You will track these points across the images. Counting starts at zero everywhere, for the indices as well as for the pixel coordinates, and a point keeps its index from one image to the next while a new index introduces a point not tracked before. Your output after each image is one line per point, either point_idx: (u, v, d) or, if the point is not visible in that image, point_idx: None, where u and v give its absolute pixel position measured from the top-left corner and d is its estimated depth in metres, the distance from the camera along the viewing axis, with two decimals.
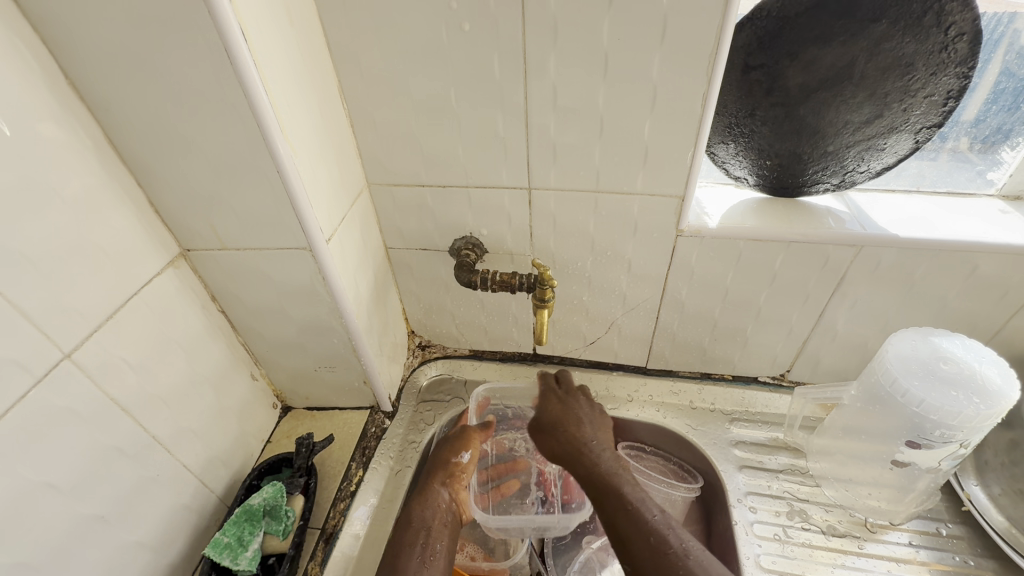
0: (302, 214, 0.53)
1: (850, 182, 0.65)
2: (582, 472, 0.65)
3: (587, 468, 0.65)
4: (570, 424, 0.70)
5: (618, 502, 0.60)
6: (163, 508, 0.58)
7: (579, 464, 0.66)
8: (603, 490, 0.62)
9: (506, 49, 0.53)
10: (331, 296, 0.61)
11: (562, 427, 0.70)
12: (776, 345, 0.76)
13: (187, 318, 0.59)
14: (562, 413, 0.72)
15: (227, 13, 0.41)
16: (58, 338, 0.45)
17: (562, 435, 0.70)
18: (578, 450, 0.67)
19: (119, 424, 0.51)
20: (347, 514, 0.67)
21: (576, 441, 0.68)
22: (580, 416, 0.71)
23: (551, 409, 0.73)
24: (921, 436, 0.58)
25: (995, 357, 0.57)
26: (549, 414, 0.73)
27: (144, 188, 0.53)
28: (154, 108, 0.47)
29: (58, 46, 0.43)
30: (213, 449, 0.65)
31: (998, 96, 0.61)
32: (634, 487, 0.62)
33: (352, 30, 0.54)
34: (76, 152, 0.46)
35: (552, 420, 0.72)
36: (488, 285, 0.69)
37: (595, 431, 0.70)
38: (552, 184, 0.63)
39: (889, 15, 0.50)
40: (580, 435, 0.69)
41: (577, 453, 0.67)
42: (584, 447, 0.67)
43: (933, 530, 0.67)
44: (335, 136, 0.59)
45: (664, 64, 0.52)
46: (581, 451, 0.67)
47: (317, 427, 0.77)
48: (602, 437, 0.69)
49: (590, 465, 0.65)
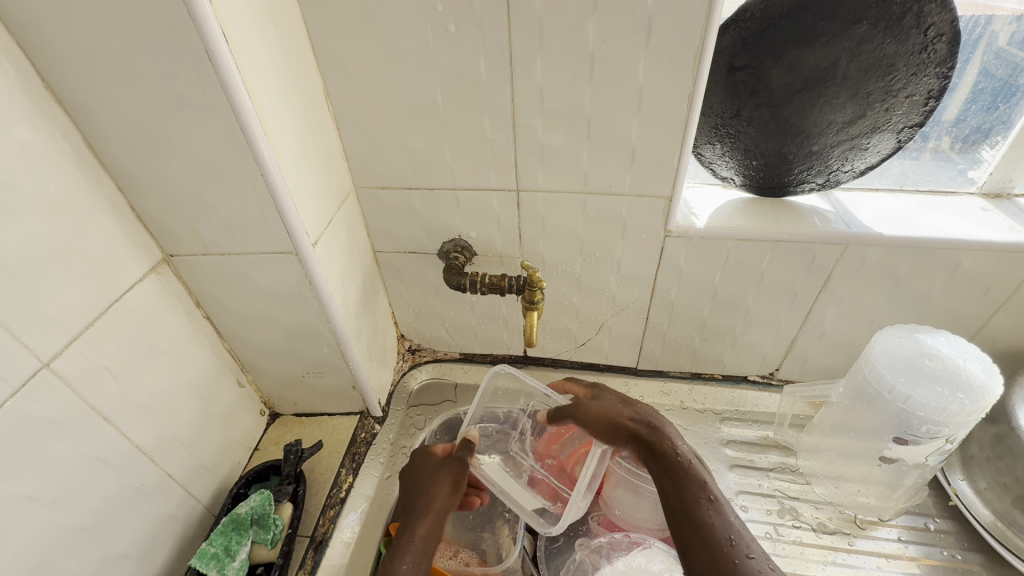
0: (287, 218, 0.53)
1: (835, 181, 0.65)
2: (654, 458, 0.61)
3: (663, 454, 0.61)
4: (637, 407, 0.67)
5: (696, 493, 0.57)
6: (148, 519, 0.56)
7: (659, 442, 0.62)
8: (683, 480, 0.58)
9: (492, 51, 0.53)
10: (318, 300, 0.61)
11: (633, 405, 0.67)
12: (764, 344, 0.76)
13: (171, 325, 0.58)
14: (621, 400, 0.68)
15: (207, 15, 0.40)
16: (36, 347, 0.44)
17: (623, 418, 0.65)
18: (648, 435, 0.63)
19: (101, 434, 0.50)
20: (337, 521, 0.66)
21: (647, 423, 0.64)
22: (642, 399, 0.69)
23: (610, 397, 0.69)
24: (909, 432, 0.59)
25: (978, 353, 0.58)
26: (610, 398, 0.69)
27: (125, 193, 0.52)
28: (135, 112, 0.46)
29: (35, 49, 0.42)
30: (199, 458, 0.63)
31: (977, 96, 0.62)
32: (711, 482, 0.59)
33: (337, 33, 0.54)
34: (55, 158, 0.45)
35: (613, 406, 0.67)
36: (477, 288, 0.68)
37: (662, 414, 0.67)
38: (540, 186, 0.63)
39: (870, 16, 0.51)
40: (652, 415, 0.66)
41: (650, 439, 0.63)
42: (656, 432, 0.64)
43: (921, 525, 0.68)
44: (321, 139, 0.59)
45: (650, 65, 0.52)
46: (649, 436, 0.63)
47: (305, 433, 0.76)
48: (669, 421, 0.66)
49: (662, 452, 0.61)
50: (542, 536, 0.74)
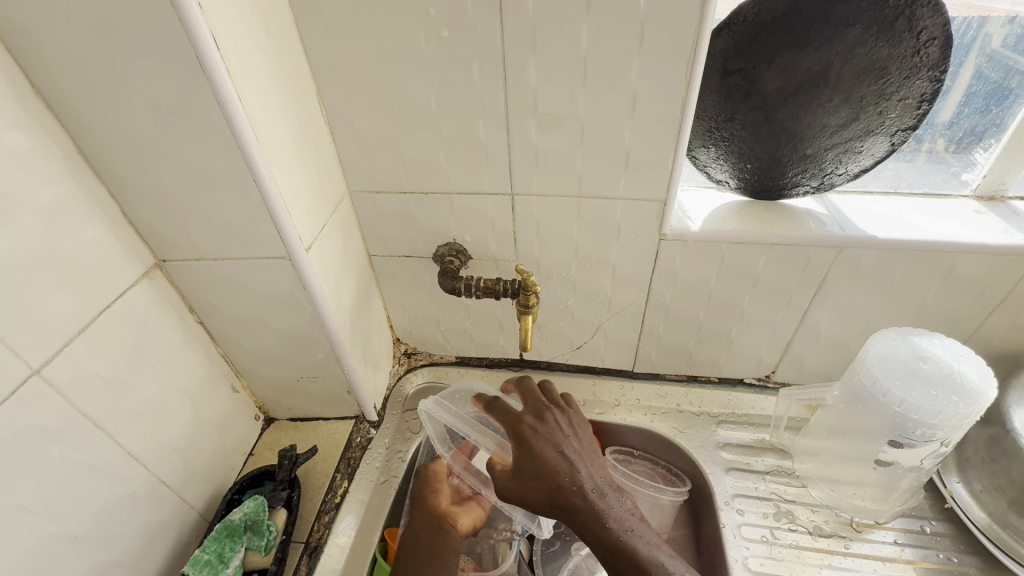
0: (281, 223, 0.52)
1: (829, 184, 0.65)
2: (586, 531, 0.55)
3: (591, 531, 0.55)
4: (546, 470, 0.57)
5: (635, 569, 0.53)
6: (140, 526, 0.56)
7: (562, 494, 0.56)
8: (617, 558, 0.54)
9: (485, 55, 0.53)
10: (312, 305, 0.60)
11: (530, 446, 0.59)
12: (760, 347, 0.76)
13: (164, 331, 0.58)
14: (553, 462, 0.57)
15: (198, 20, 0.40)
16: (27, 354, 0.44)
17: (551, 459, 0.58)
18: (575, 507, 0.56)
19: (93, 440, 0.50)
20: (332, 527, 0.66)
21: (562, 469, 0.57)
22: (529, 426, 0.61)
23: (534, 456, 0.58)
24: (903, 435, 0.59)
25: (972, 355, 0.58)
26: (526, 459, 0.58)
27: (117, 198, 0.52)
28: (127, 118, 0.46)
29: (26, 56, 0.42)
30: (193, 464, 0.63)
31: (970, 98, 0.63)
32: (647, 544, 0.55)
33: (330, 37, 0.54)
34: (46, 164, 0.45)
35: (533, 475, 0.57)
36: (472, 292, 0.68)
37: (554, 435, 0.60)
38: (535, 190, 0.63)
39: (862, 20, 0.51)
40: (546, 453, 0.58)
41: (574, 514, 0.56)
42: (580, 503, 0.56)
43: (918, 528, 0.68)
44: (315, 144, 0.58)
45: (643, 69, 0.52)
46: (574, 509, 0.56)
47: (301, 438, 0.76)
48: (567, 450, 0.59)
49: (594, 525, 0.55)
50: (539, 540, 0.74)
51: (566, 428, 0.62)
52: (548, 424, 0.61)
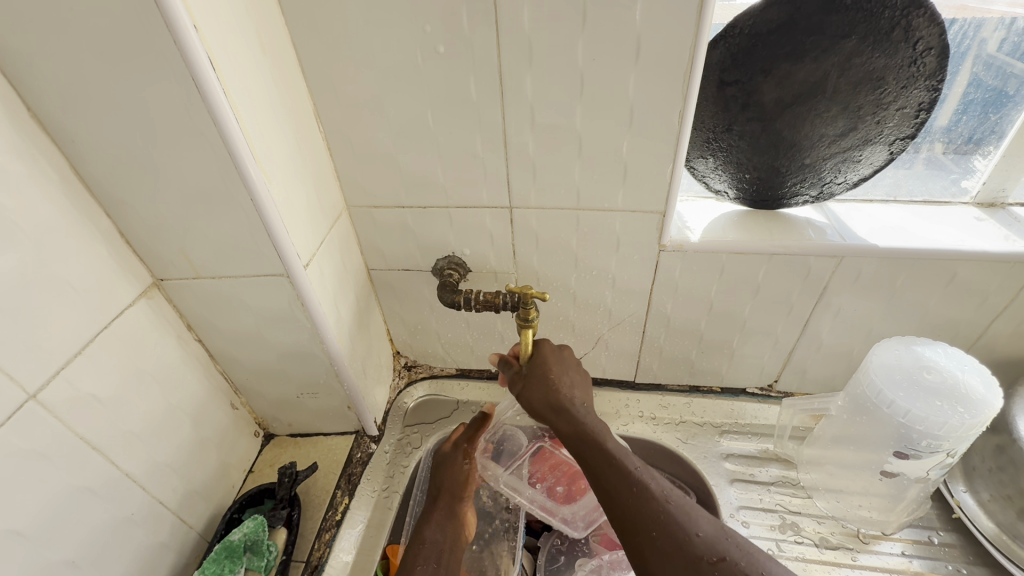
0: (280, 243, 0.52)
1: (828, 194, 0.65)
2: (573, 438, 0.60)
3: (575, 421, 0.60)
4: (554, 379, 0.64)
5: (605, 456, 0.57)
6: (138, 548, 0.56)
7: (564, 422, 0.61)
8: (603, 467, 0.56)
9: (481, 72, 0.53)
10: (311, 322, 0.60)
11: (551, 382, 0.64)
12: (762, 356, 0.76)
13: (161, 349, 0.58)
14: (561, 387, 0.64)
15: (192, 41, 0.40)
16: (22, 379, 0.44)
17: (555, 388, 0.63)
18: (562, 402, 0.62)
19: (88, 463, 0.49)
20: (333, 544, 0.65)
21: (541, 368, 0.65)
22: (559, 367, 0.66)
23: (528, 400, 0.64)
24: (909, 446, 0.58)
25: (977, 364, 0.58)
26: (543, 392, 0.64)
27: (113, 218, 0.52)
28: (122, 140, 0.46)
29: (25, 83, 0.43)
30: (192, 483, 0.63)
31: (967, 106, 0.63)
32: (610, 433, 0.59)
33: (326, 55, 0.54)
34: (41, 186, 0.45)
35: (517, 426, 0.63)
36: (471, 305, 0.68)
37: (572, 381, 0.65)
38: (533, 203, 0.63)
39: (858, 31, 0.51)
40: (560, 387, 0.64)
41: (570, 421, 0.61)
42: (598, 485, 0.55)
43: (925, 539, 0.67)
44: (311, 160, 0.58)
45: (640, 81, 0.52)
46: (587, 448, 0.58)
47: (300, 455, 0.75)
48: (558, 355, 0.67)
49: (590, 437, 0.59)
50: (541, 555, 0.74)
51: (568, 379, 0.65)
52: (551, 355, 0.67)
